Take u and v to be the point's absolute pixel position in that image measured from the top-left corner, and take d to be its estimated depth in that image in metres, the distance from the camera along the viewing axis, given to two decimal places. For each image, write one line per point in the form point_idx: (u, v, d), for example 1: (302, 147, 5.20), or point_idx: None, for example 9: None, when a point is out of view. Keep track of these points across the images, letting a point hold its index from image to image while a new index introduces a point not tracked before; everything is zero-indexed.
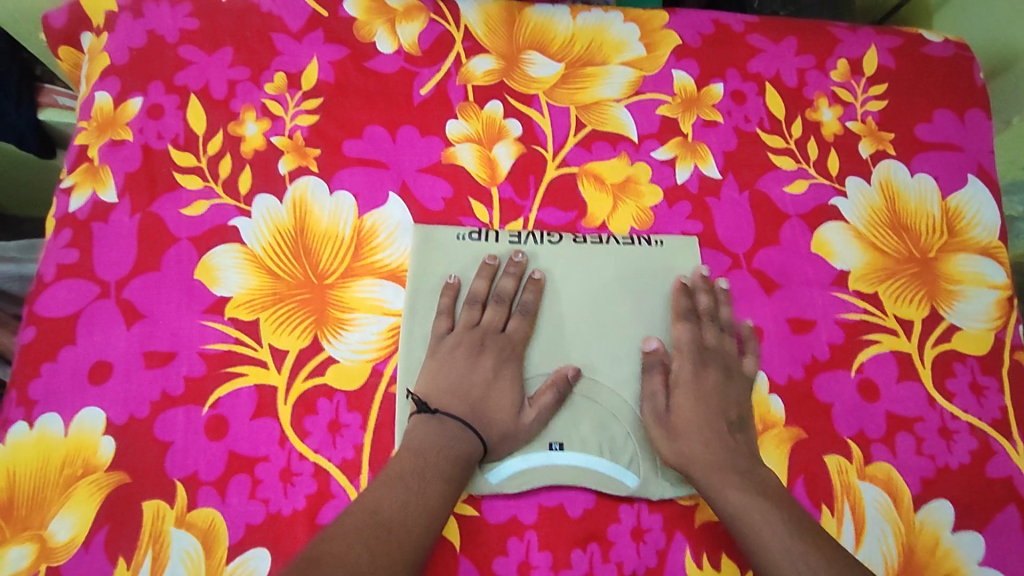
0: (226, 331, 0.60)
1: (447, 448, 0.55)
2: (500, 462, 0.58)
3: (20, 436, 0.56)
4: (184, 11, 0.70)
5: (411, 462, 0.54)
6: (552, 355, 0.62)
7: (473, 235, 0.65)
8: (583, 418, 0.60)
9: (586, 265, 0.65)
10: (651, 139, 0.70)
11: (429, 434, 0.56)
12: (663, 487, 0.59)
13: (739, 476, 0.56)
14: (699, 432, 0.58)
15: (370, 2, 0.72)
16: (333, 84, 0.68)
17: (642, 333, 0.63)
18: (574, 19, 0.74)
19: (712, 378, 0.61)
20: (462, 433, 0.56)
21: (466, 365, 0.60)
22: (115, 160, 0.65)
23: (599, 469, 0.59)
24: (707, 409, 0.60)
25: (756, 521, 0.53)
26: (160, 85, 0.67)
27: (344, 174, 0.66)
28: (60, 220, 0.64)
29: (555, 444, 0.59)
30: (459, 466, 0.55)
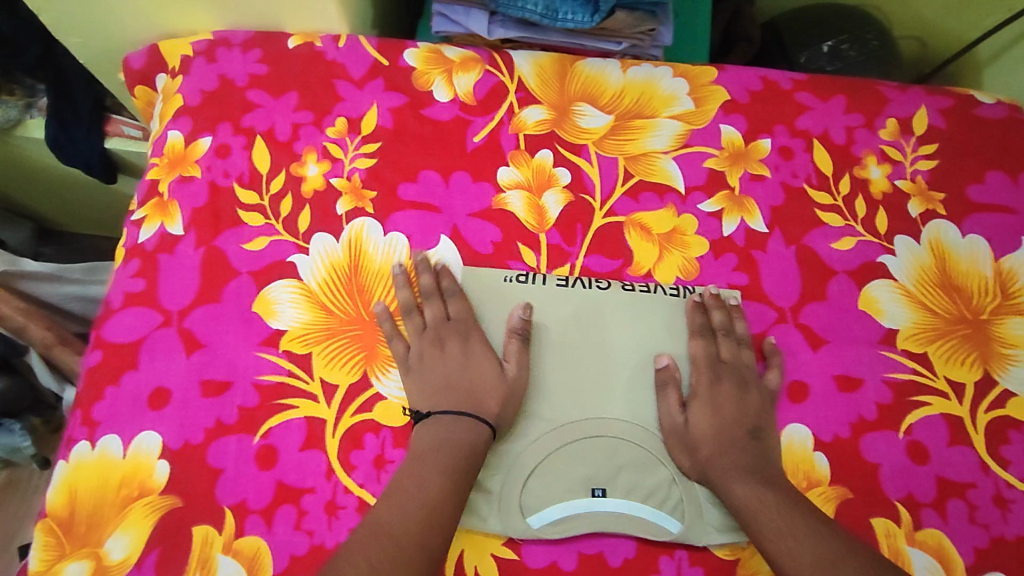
0: (280, 363, 0.62)
1: (468, 455, 0.57)
2: (543, 507, 0.59)
3: (83, 455, 0.59)
4: (254, 57, 0.74)
5: (434, 468, 0.56)
6: (600, 390, 0.63)
7: (520, 279, 0.67)
8: (626, 464, 0.60)
9: (633, 312, 0.65)
10: (698, 192, 0.71)
11: (460, 439, 0.58)
12: (707, 533, 0.59)
13: (753, 476, 0.58)
14: (710, 433, 0.60)
15: (429, 53, 0.75)
16: (391, 130, 0.72)
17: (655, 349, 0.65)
18: (625, 72, 0.76)
19: (731, 386, 0.62)
20: (486, 450, 0.58)
21: (511, 382, 0.61)
22: (183, 196, 0.68)
23: (642, 516, 0.59)
24: (722, 417, 0.61)
25: (772, 520, 0.55)
26: (228, 126, 0.71)
27: (399, 216, 0.68)
28: (130, 250, 0.67)
29: (598, 491, 0.59)
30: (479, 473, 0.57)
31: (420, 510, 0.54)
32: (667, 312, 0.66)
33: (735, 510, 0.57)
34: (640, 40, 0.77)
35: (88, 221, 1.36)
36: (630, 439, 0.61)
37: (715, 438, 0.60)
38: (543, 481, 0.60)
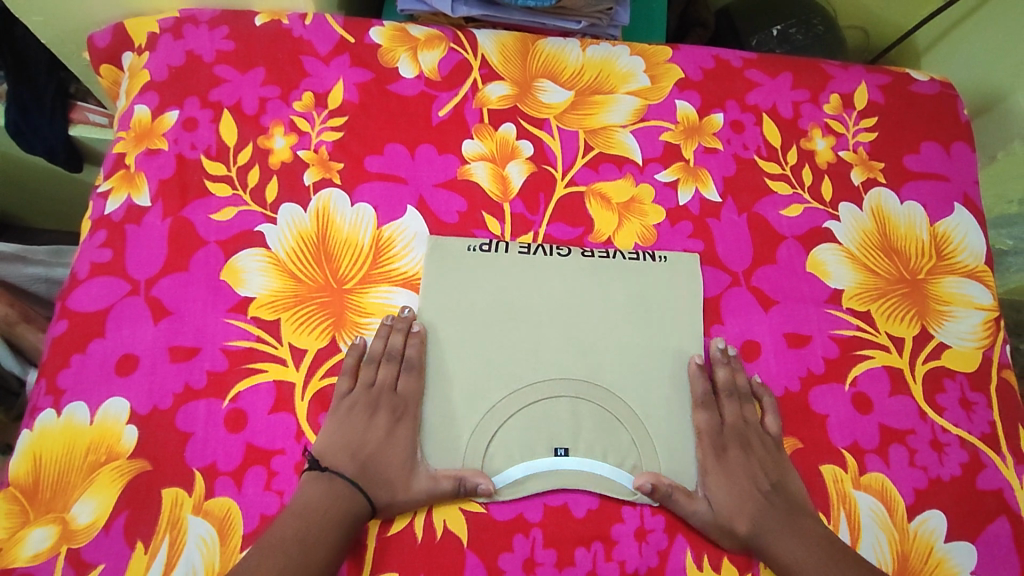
0: (249, 329, 0.63)
1: (332, 515, 0.56)
2: (506, 468, 0.60)
3: (48, 423, 0.59)
4: (221, 34, 0.75)
5: (295, 526, 0.55)
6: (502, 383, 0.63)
7: (484, 246, 0.68)
8: (586, 424, 0.63)
9: (593, 279, 0.68)
10: (655, 163, 0.74)
11: (319, 494, 0.57)
12: None
13: (793, 535, 0.59)
14: (741, 501, 0.61)
15: (394, 31, 0.77)
16: (357, 105, 0.73)
17: (618, 314, 0.67)
18: (584, 50, 0.79)
19: (743, 446, 0.63)
20: (349, 494, 0.57)
21: (361, 429, 0.60)
22: (150, 168, 0.69)
23: (603, 473, 0.61)
24: (745, 479, 0.62)
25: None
26: (195, 100, 0.72)
27: (365, 187, 0.70)
28: (96, 222, 0.68)
29: (561, 450, 0.61)
30: (339, 531, 0.55)
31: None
32: (625, 275, 0.68)
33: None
34: (599, 19, 0.81)
35: (55, 216, 1.34)
36: (591, 400, 0.63)
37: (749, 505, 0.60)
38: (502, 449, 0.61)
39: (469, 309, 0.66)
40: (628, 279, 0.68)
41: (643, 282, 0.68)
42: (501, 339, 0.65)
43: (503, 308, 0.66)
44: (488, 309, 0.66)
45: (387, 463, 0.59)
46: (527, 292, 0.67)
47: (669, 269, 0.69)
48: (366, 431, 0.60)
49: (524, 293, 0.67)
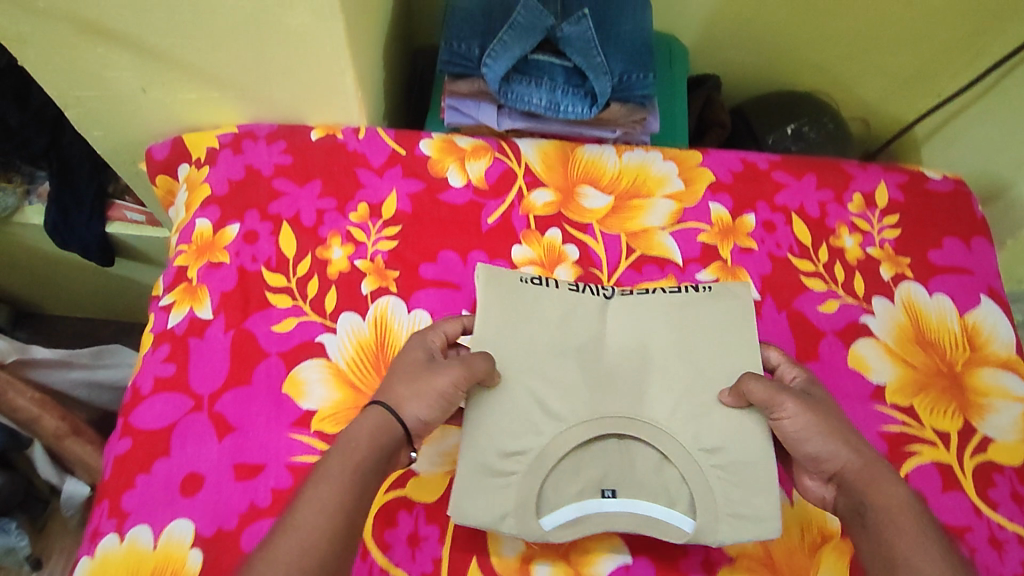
0: (312, 443, 0.64)
1: (375, 438, 0.54)
2: (554, 511, 0.60)
3: (111, 548, 0.58)
4: (279, 148, 0.78)
5: (342, 461, 0.51)
6: (551, 412, 0.62)
7: (534, 281, 0.69)
8: (631, 463, 0.62)
9: (636, 312, 0.68)
10: (695, 263, 0.78)
11: (358, 432, 0.54)
12: (718, 532, 0.60)
13: (891, 480, 0.55)
14: (835, 434, 0.57)
15: (442, 143, 0.81)
16: (410, 214, 0.77)
17: (664, 343, 0.66)
18: (620, 157, 0.83)
19: (813, 389, 0.62)
20: (378, 419, 0.55)
21: (405, 362, 0.60)
22: (212, 281, 0.71)
23: (650, 513, 0.60)
24: (837, 414, 0.59)
25: (909, 526, 0.52)
26: (255, 212, 0.75)
27: (421, 294, 0.72)
28: (158, 337, 0.69)
29: (607, 491, 0.61)
30: (376, 457, 0.53)
31: (337, 503, 0.49)
32: (664, 308, 0.67)
33: (873, 521, 0.54)
34: (633, 129, 0.85)
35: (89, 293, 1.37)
36: (637, 436, 0.62)
37: (847, 442, 0.57)
38: (553, 490, 0.61)
39: (516, 346, 0.65)
40: (666, 310, 0.67)
41: (688, 312, 0.67)
42: (551, 372, 0.64)
43: (548, 345, 0.65)
44: (532, 341, 0.65)
45: (403, 387, 0.57)
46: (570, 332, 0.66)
47: (713, 298, 0.68)
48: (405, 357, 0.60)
49: (570, 331, 0.67)
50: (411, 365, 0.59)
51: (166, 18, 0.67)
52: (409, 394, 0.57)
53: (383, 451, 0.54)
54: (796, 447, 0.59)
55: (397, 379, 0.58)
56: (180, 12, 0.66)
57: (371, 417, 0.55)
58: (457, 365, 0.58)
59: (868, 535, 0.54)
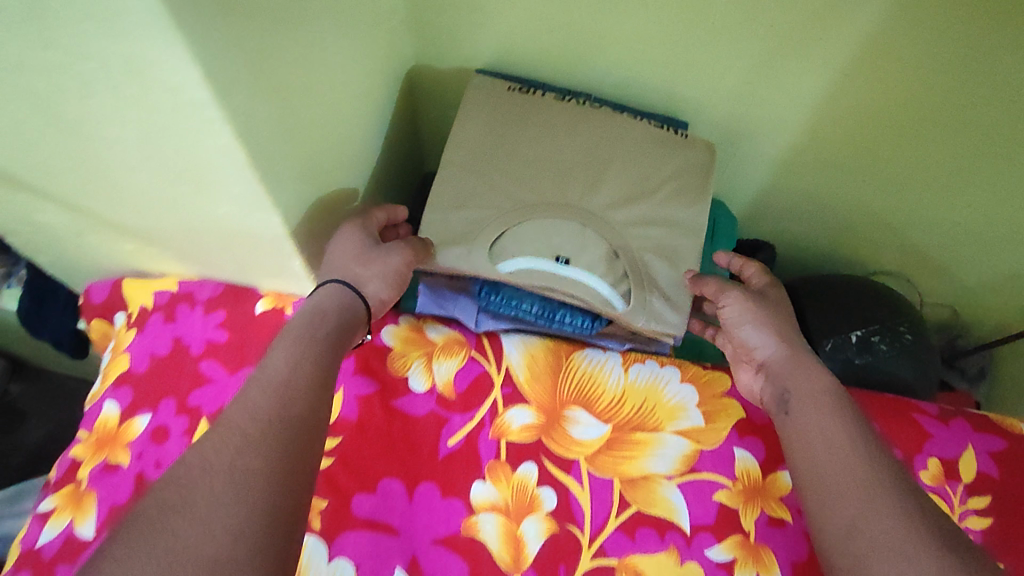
0: None
1: (312, 344, 0.52)
2: (514, 259, 0.64)
3: None
4: (216, 321, 0.66)
5: (295, 342, 0.52)
6: (527, 193, 0.68)
7: (522, 89, 0.72)
8: (589, 249, 0.65)
9: (619, 129, 0.72)
10: (705, 532, 0.61)
11: (327, 303, 0.56)
12: (649, 318, 0.64)
13: (818, 372, 0.58)
14: (771, 324, 0.61)
15: (409, 332, 0.68)
16: (354, 423, 0.63)
17: (638, 180, 0.70)
18: (627, 372, 0.68)
19: (770, 291, 0.66)
20: (337, 296, 0.56)
21: (337, 247, 0.60)
22: (103, 488, 0.58)
23: (597, 284, 0.64)
24: (782, 316, 0.63)
25: (829, 417, 0.54)
26: (172, 402, 0.62)
27: (348, 538, 0.57)
28: (22, 556, 0.56)
29: (562, 259, 0.64)
30: (331, 343, 0.53)
31: (285, 398, 0.48)
32: (645, 146, 0.71)
33: (794, 411, 0.56)
34: (646, 342, 0.71)
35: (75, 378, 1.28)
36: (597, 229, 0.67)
37: (778, 333, 0.61)
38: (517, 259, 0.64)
39: (502, 170, 0.69)
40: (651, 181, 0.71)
41: (670, 141, 0.72)
42: (538, 154, 0.70)
43: (542, 170, 0.69)
44: (523, 157, 0.70)
45: (360, 266, 0.58)
46: (569, 240, 0.66)
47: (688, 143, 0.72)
48: (349, 239, 0.60)
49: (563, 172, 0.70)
50: (353, 249, 0.59)
51: (77, 182, 0.57)
52: (368, 274, 0.58)
53: (345, 327, 0.55)
54: (735, 333, 0.63)
55: (341, 254, 0.59)
56: (90, 179, 0.56)
57: (336, 294, 0.56)
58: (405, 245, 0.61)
59: (791, 420, 0.56)
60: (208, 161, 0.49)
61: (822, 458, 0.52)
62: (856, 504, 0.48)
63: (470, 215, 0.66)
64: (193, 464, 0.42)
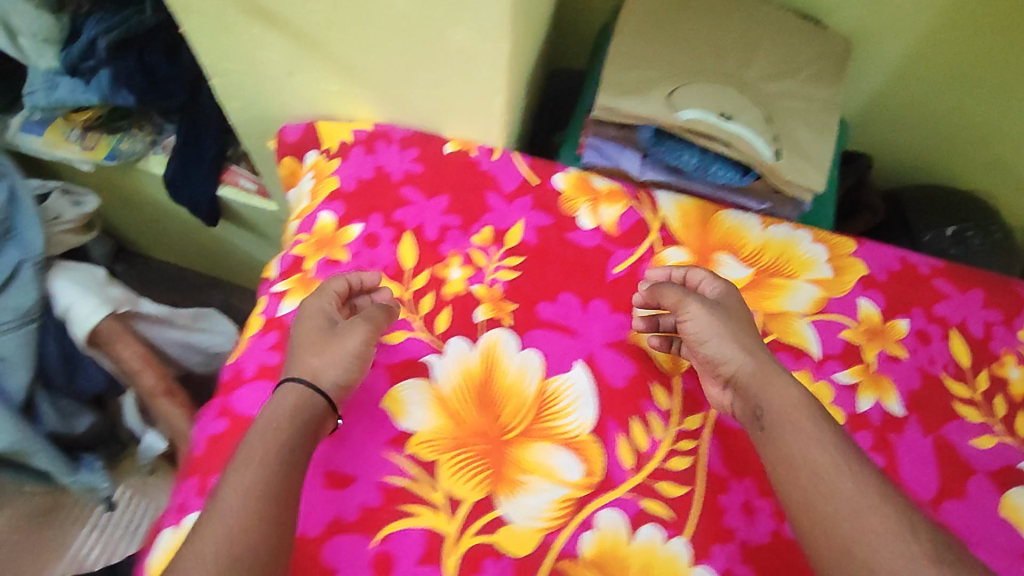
0: (407, 466, 0.61)
1: (297, 416, 0.53)
2: (688, 108, 0.71)
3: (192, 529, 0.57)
4: (411, 155, 0.76)
5: (267, 442, 0.51)
6: (692, 59, 0.75)
7: None
8: (746, 112, 0.74)
9: (770, 16, 0.80)
10: (833, 360, 0.70)
11: (286, 405, 0.54)
12: (797, 175, 0.73)
13: (787, 382, 0.57)
14: (734, 338, 0.60)
15: (578, 179, 0.76)
16: (535, 247, 0.73)
17: (788, 61, 0.79)
18: (766, 229, 0.77)
19: (727, 299, 0.64)
20: (297, 391, 0.55)
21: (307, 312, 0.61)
22: (328, 277, 0.68)
23: (755, 141, 0.73)
24: (739, 327, 0.62)
25: (801, 423, 0.53)
26: (379, 216, 0.72)
27: (535, 334, 0.68)
28: (267, 322, 0.67)
29: (725, 116, 0.73)
30: (299, 435, 0.52)
31: (260, 483, 0.48)
32: (793, 34, 0.80)
33: (769, 422, 0.55)
34: (781, 206, 0.79)
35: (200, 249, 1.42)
36: (751, 97, 0.75)
37: (741, 345, 0.59)
38: (689, 108, 0.71)
39: (671, 37, 0.76)
40: (798, 63, 0.79)
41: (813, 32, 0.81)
42: (702, 29, 0.78)
43: (705, 42, 0.77)
44: (688, 31, 0.77)
45: (317, 357, 0.57)
46: (729, 101, 0.74)
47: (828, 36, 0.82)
48: (310, 325, 0.60)
49: (724, 46, 0.77)
50: (314, 332, 0.60)
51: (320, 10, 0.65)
52: (325, 364, 0.57)
53: (307, 424, 0.53)
54: (701, 349, 0.62)
55: (297, 356, 0.58)
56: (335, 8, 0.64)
57: (292, 392, 0.55)
58: (370, 317, 0.62)
59: (766, 437, 0.55)
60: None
61: (799, 470, 0.51)
62: (849, 523, 0.47)
63: (645, 71, 0.73)
64: (187, 552, 0.45)
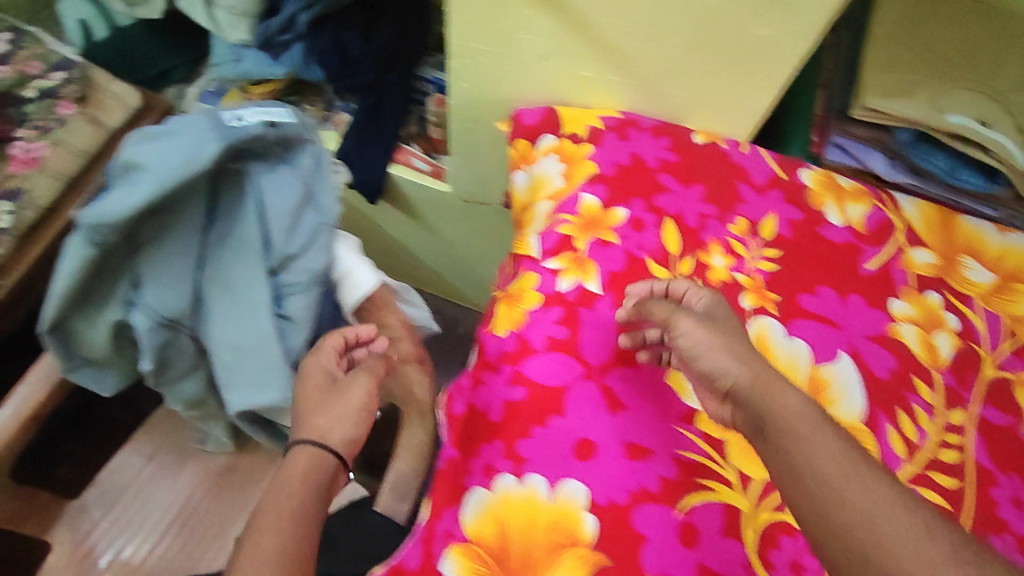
0: (697, 442, 0.64)
1: (308, 480, 0.60)
2: (952, 114, 0.73)
3: (510, 488, 0.61)
4: (665, 144, 0.78)
5: (289, 504, 0.57)
6: (948, 64, 0.76)
7: None
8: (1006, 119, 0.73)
9: None
10: None
11: (298, 470, 0.61)
12: None
13: (789, 390, 0.52)
14: (731, 350, 0.56)
15: (824, 177, 0.78)
16: (789, 240, 0.75)
17: None
18: (1007, 234, 0.78)
19: (715, 311, 0.61)
20: (304, 458, 0.62)
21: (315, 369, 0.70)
22: (601, 258, 0.71)
23: (1013, 149, 0.73)
24: (728, 337, 0.58)
25: (805, 433, 0.49)
26: (641, 202, 0.74)
27: (800, 324, 0.71)
28: (547, 297, 0.70)
29: (983, 124, 0.73)
30: (312, 498, 0.59)
31: (292, 547, 0.53)
32: None
33: (770, 431, 0.51)
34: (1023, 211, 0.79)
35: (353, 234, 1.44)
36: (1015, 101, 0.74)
37: (738, 357, 0.55)
38: (948, 116, 0.73)
39: (924, 45, 0.78)
40: None
41: None
42: (956, 34, 0.78)
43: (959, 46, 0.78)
44: (941, 36, 0.79)
45: (346, 428, 0.65)
46: (989, 106, 0.74)
47: None
48: (314, 380, 0.68)
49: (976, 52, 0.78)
50: (316, 390, 0.68)
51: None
52: (347, 436, 0.65)
53: (321, 485, 0.60)
54: (701, 361, 0.57)
55: (301, 412, 0.66)
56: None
57: (304, 454, 0.62)
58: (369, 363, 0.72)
59: (771, 449, 0.51)
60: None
61: (807, 480, 0.47)
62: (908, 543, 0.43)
63: (904, 77, 0.75)
64: None
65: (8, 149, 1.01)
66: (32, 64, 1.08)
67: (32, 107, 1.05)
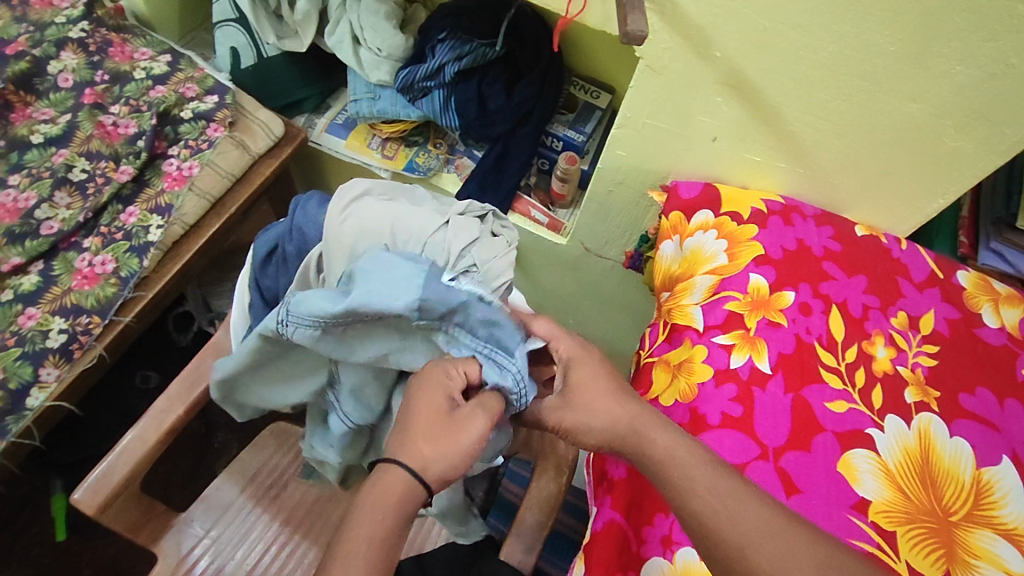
0: (869, 532, 0.65)
1: (406, 499, 0.53)
2: None
3: (689, 560, 0.63)
4: (828, 233, 0.82)
5: (374, 524, 0.51)
6: None
7: None
8: None
9: None
10: None
11: (390, 493, 0.53)
12: None
13: (661, 429, 0.59)
14: (597, 408, 0.61)
15: (978, 280, 0.82)
16: (947, 338, 0.77)
17: None
18: None
19: (578, 367, 0.64)
20: (390, 477, 0.54)
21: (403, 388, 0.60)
22: (773, 339, 0.74)
23: None
24: (587, 391, 0.62)
25: (691, 472, 0.55)
26: (808, 287, 0.77)
27: (961, 423, 0.72)
28: (718, 373, 0.73)
29: None
30: (398, 521, 0.52)
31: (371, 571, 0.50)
32: None
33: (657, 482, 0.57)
34: None
35: None
36: None
37: (607, 413, 0.60)
38: None
39: None
40: None
41: None
42: None
43: None
44: None
45: (435, 450, 0.55)
46: None
47: None
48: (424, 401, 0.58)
49: None
50: (427, 415, 0.57)
51: (818, 97, 0.72)
52: (441, 457, 0.55)
53: (409, 515, 0.53)
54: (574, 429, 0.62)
55: (403, 434, 0.56)
56: (838, 100, 0.71)
57: (400, 478, 0.54)
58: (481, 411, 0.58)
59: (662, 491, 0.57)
60: (1010, 102, 0.66)
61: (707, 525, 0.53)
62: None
63: None
64: None
65: (164, 166, 1.08)
66: (189, 87, 1.13)
67: (186, 128, 1.11)
